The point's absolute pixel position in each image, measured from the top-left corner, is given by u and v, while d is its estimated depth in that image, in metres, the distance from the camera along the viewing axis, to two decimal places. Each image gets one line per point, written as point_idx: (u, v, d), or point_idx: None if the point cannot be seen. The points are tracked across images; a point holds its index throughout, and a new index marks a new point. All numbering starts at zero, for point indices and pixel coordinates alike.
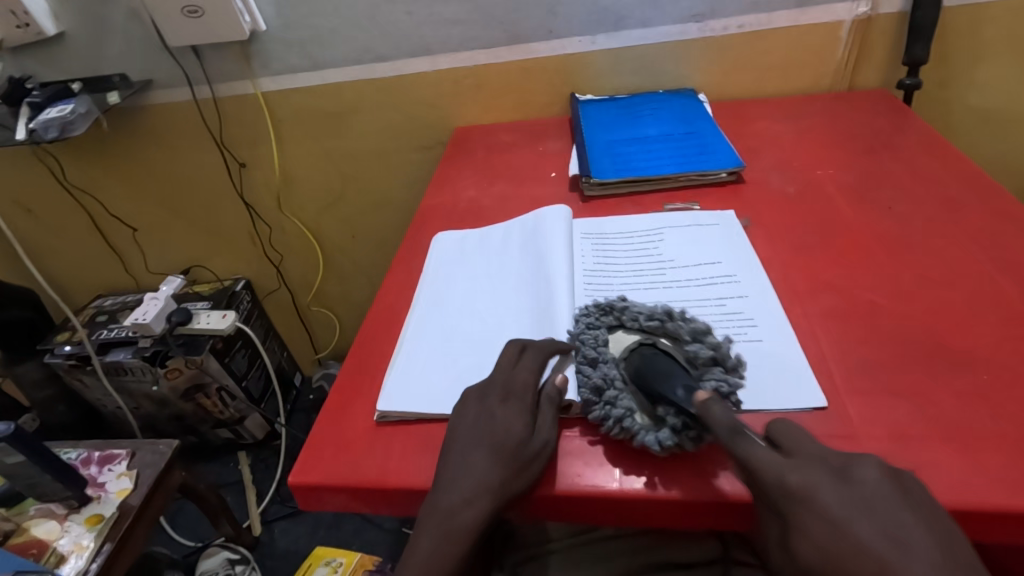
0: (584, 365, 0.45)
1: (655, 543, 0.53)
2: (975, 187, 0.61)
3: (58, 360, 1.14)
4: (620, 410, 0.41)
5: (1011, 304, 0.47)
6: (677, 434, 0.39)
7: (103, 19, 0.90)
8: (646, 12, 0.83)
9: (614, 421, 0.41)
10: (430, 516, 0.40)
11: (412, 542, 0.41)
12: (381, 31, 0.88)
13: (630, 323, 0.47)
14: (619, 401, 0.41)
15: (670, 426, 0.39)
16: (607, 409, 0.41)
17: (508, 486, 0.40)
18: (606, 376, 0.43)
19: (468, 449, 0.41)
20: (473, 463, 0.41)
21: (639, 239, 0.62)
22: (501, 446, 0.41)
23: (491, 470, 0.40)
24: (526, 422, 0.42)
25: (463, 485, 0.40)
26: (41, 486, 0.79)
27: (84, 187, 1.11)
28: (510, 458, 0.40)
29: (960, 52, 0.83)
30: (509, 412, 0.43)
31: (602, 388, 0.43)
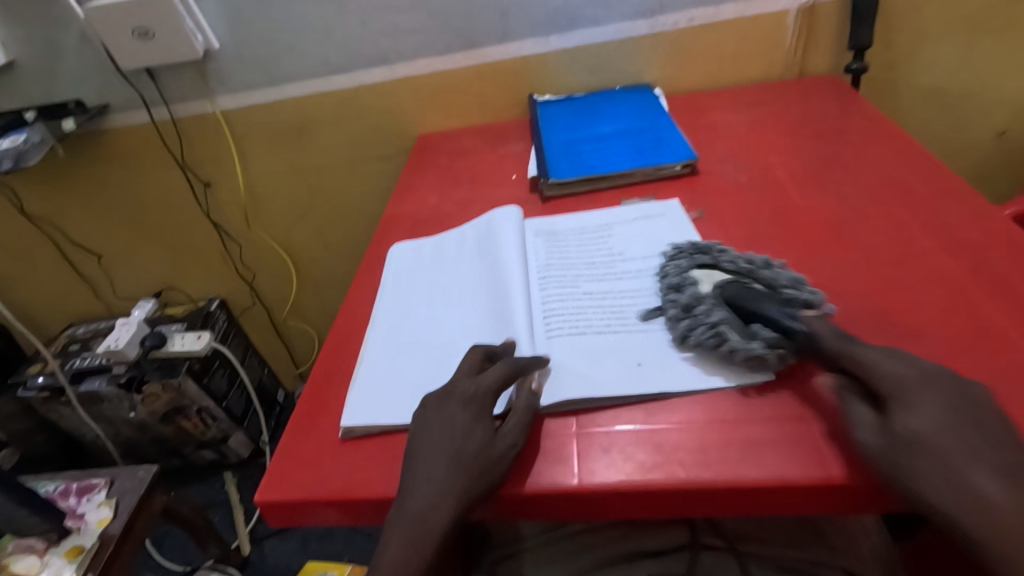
0: (673, 290, 0.50)
1: (627, 534, 0.54)
2: (920, 166, 0.63)
3: (31, 393, 1.13)
4: (720, 321, 0.45)
5: (951, 279, 0.49)
6: (769, 348, 0.43)
7: (54, 46, 0.89)
8: (597, 10, 0.84)
9: (704, 327, 0.46)
10: (396, 524, 0.40)
11: (380, 552, 0.41)
12: (336, 43, 0.88)
13: (725, 263, 0.52)
14: (710, 313, 0.47)
15: (765, 341, 0.43)
16: (697, 318, 0.47)
17: (475, 488, 0.40)
18: (695, 296, 0.48)
19: (431, 457, 0.42)
20: (436, 469, 0.41)
21: (591, 235, 0.63)
22: (462, 451, 0.42)
23: (456, 474, 0.41)
24: (486, 426, 0.43)
25: (428, 490, 0.40)
26: (18, 521, 0.78)
27: (47, 216, 1.09)
28: (474, 461, 0.41)
29: (904, 33, 0.85)
30: (468, 416, 0.43)
31: (692, 306, 0.48)
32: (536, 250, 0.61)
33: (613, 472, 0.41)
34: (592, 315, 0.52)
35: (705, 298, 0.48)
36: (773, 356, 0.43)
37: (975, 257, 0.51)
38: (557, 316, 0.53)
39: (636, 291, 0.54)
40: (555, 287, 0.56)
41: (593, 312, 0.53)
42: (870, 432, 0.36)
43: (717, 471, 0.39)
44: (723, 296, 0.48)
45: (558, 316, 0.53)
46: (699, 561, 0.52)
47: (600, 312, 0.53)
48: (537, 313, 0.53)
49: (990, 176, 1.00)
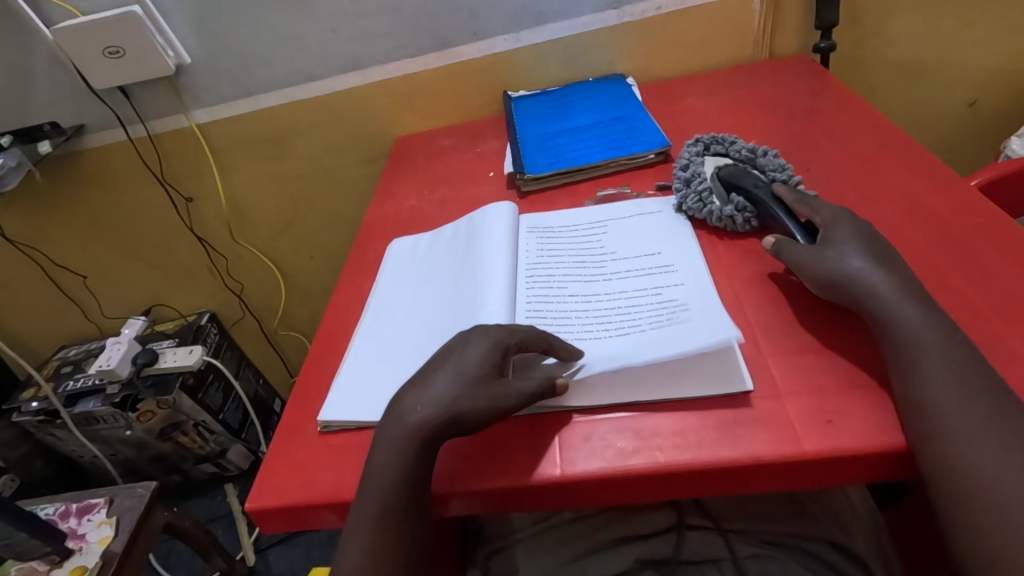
0: (682, 169, 0.63)
1: (614, 520, 0.56)
2: (888, 141, 0.64)
3: (27, 418, 1.13)
4: (707, 191, 0.59)
5: (920, 251, 0.50)
6: (739, 211, 0.57)
7: (25, 69, 0.88)
8: (565, 4, 0.84)
9: (692, 197, 0.60)
10: (385, 425, 0.44)
11: (368, 466, 0.43)
12: (308, 51, 0.88)
13: (733, 152, 0.63)
14: (699, 184, 0.60)
15: (736, 206, 0.57)
16: (687, 190, 0.61)
17: (462, 409, 0.42)
18: (696, 171, 0.62)
19: (440, 371, 0.45)
20: (439, 383, 0.44)
21: (583, 232, 0.62)
22: (466, 370, 0.44)
23: (454, 388, 0.43)
24: (494, 362, 0.44)
25: (426, 398, 0.44)
26: (18, 546, 0.78)
27: (30, 240, 1.09)
28: (475, 386, 0.43)
29: (870, 10, 0.86)
30: (484, 346, 0.45)
31: (691, 180, 0.61)
32: (528, 246, 0.62)
33: (592, 461, 0.42)
34: (575, 317, 0.52)
35: (705, 178, 0.61)
36: (739, 216, 0.56)
37: (940, 228, 0.52)
38: (539, 316, 0.53)
39: (621, 292, 0.54)
40: (540, 289, 0.56)
41: (576, 313, 0.53)
42: (798, 251, 0.48)
43: (694, 453, 0.40)
44: (722, 176, 0.60)
45: (540, 318, 0.53)
46: (686, 541, 0.53)
47: (583, 316, 0.52)
48: (519, 318, 0.53)
49: (962, 147, 1.01)
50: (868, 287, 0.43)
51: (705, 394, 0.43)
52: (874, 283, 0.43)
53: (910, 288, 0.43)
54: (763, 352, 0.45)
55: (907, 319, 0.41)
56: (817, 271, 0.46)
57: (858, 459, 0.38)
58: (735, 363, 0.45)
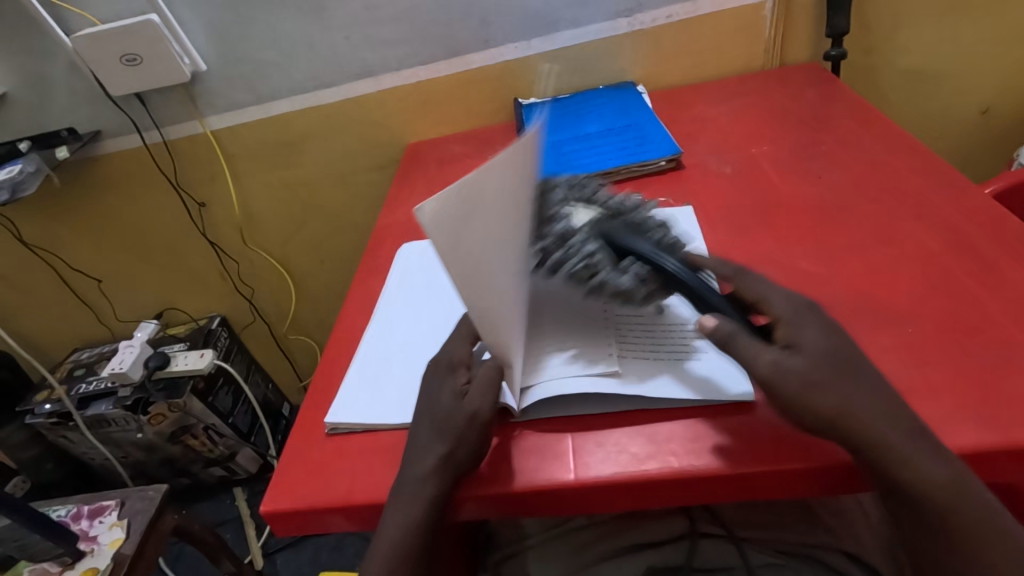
0: (541, 217, 0.48)
1: (626, 527, 0.56)
2: (901, 149, 0.64)
3: (39, 420, 1.14)
4: (586, 252, 0.45)
5: (935, 259, 0.50)
6: (638, 281, 0.44)
7: (45, 76, 0.90)
8: (576, 12, 0.85)
9: (575, 258, 0.45)
10: (400, 479, 0.42)
11: (387, 505, 0.42)
12: (322, 59, 0.89)
13: (591, 198, 0.50)
14: (583, 241, 0.46)
15: (632, 276, 0.44)
16: (561, 248, 0.46)
17: (451, 455, 0.41)
18: (568, 224, 0.47)
19: (419, 426, 0.44)
20: (421, 438, 0.43)
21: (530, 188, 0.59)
22: (438, 417, 0.43)
23: (437, 438, 0.42)
24: (452, 389, 0.44)
25: (419, 459, 0.42)
26: (31, 547, 0.79)
27: (45, 243, 1.11)
28: (445, 424, 0.43)
29: (881, 19, 0.86)
30: (440, 381, 0.45)
31: (567, 235, 0.47)
32: None
33: (607, 464, 0.42)
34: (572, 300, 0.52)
35: (586, 229, 0.46)
36: (639, 290, 0.44)
37: (954, 236, 0.52)
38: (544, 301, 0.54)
39: None
40: None
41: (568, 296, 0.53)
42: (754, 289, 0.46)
43: (709, 458, 0.40)
44: (596, 231, 0.47)
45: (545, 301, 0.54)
46: (698, 549, 0.53)
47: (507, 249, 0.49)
48: None
49: (974, 154, 1.01)
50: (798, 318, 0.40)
51: (714, 402, 0.43)
52: (814, 322, 0.40)
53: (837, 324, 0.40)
54: None
55: (844, 353, 0.38)
56: (743, 324, 0.41)
57: None
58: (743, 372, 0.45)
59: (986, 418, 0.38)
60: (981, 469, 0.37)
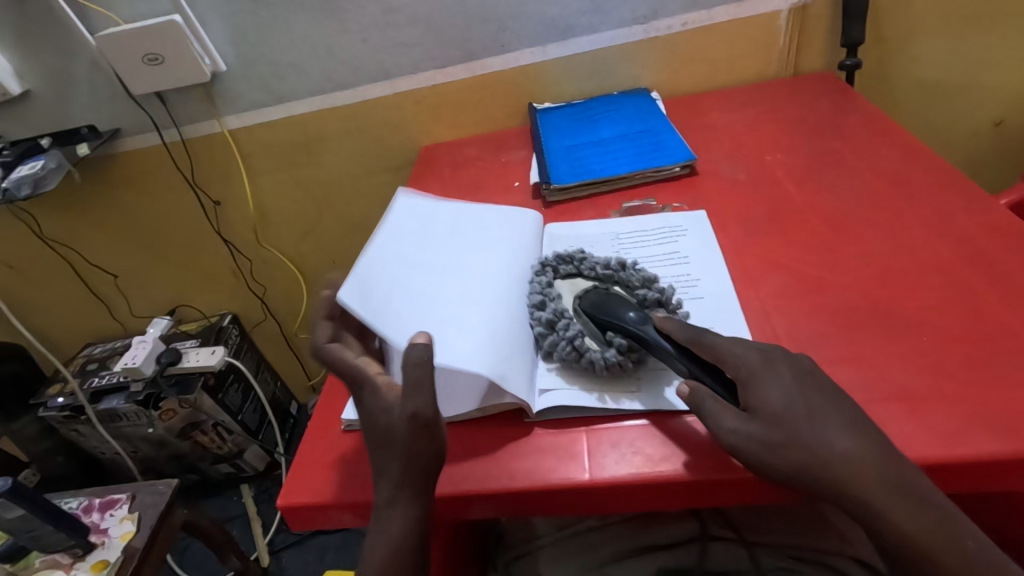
0: (533, 307, 0.52)
1: (638, 529, 0.56)
2: (916, 158, 0.64)
3: (52, 413, 1.15)
4: (576, 336, 0.48)
5: (951, 268, 0.50)
6: (622, 355, 0.47)
7: (68, 74, 0.92)
8: (592, 18, 0.85)
9: (567, 342, 0.48)
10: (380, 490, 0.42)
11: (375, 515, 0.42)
12: (340, 61, 0.90)
13: (588, 272, 0.54)
14: (570, 326, 0.49)
15: (618, 349, 0.47)
16: (558, 335, 0.49)
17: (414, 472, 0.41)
18: (556, 310, 0.51)
19: (371, 449, 0.43)
20: (378, 458, 0.43)
21: (469, 221, 0.63)
22: (381, 440, 0.43)
23: (393, 457, 0.42)
24: (384, 411, 0.43)
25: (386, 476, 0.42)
26: (43, 538, 0.80)
27: (62, 239, 1.12)
28: (391, 445, 0.42)
29: (896, 29, 0.86)
30: (374, 401, 0.44)
31: (554, 321, 0.50)
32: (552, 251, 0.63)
33: (625, 463, 0.42)
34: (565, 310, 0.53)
35: (569, 316, 0.50)
36: (627, 362, 0.46)
37: (970, 245, 0.52)
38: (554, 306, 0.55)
39: None
40: None
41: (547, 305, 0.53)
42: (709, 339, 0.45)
43: (724, 461, 0.41)
44: (583, 308, 0.51)
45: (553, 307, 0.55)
46: (710, 552, 0.53)
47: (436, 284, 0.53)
48: None
49: (987, 165, 1.01)
50: (754, 376, 0.40)
51: None
52: (779, 373, 0.40)
53: (805, 373, 0.40)
54: None
55: (812, 385, 0.39)
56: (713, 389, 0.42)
57: None
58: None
59: (1002, 425, 0.38)
60: (997, 477, 0.37)
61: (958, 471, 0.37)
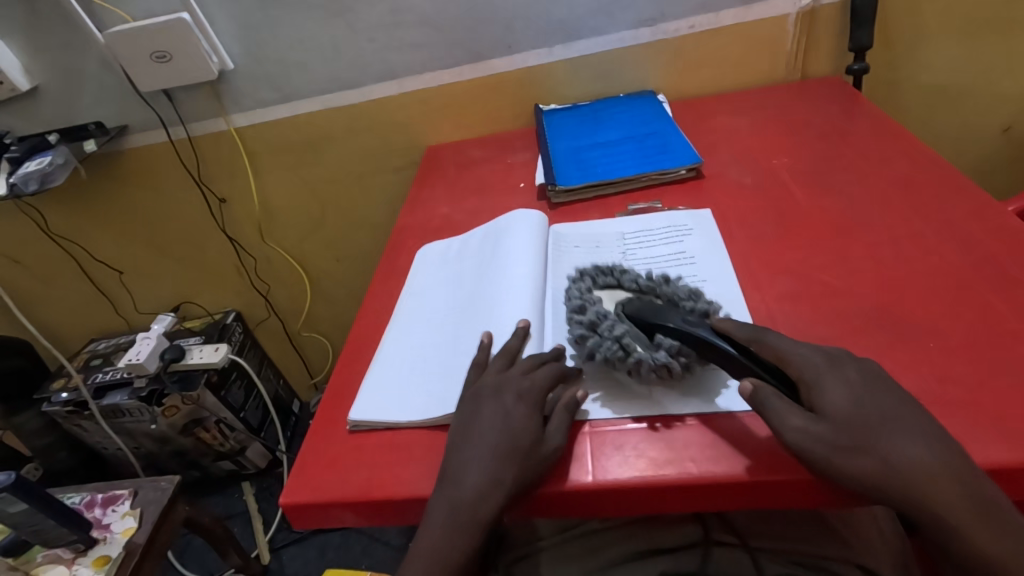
0: (574, 311, 0.51)
1: (639, 533, 0.56)
2: (923, 164, 0.64)
3: (55, 408, 1.15)
4: (624, 336, 0.47)
5: (957, 274, 0.50)
6: (671, 357, 0.45)
7: (76, 70, 0.92)
8: (599, 20, 0.85)
9: (612, 343, 0.47)
10: (444, 487, 0.42)
11: (429, 511, 0.42)
12: (347, 60, 0.91)
13: (628, 284, 0.52)
14: (613, 328, 0.48)
15: (668, 350, 0.45)
16: (600, 338, 0.48)
17: (523, 481, 0.41)
18: (599, 312, 0.49)
19: (477, 445, 0.43)
20: (483, 455, 0.42)
21: (492, 242, 0.65)
22: (513, 443, 0.43)
23: (508, 461, 0.42)
24: (538, 420, 0.44)
25: (481, 475, 0.42)
26: (46, 533, 0.80)
27: (68, 234, 1.13)
28: (526, 451, 0.42)
29: (903, 34, 0.86)
30: (525, 409, 0.44)
31: (597, 323, 0.49)
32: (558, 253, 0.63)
33: (635, 461, 0.42)
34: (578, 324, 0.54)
35: (613, 318, 0.49)
36: (676, 364, 0.45)
37: (978, 252, 0.52)
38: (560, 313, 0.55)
39: None
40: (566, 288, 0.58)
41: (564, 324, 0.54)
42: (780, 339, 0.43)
43: (726, 464, 0.40)
44: (627, 313, 0.49)
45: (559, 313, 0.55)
46: (712, 557, 0.53)
47: (450, 329, 0.57)
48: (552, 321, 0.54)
49: (994, 171, 1.00)
50: (810, 381, 0.40)
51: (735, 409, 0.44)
52: (848, 379, 0.39)
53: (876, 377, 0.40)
54: None
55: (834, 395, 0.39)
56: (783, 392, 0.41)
57: None
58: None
59: (1008, 433, 0.38)
60: (1003, 486, 0.37)
61: None
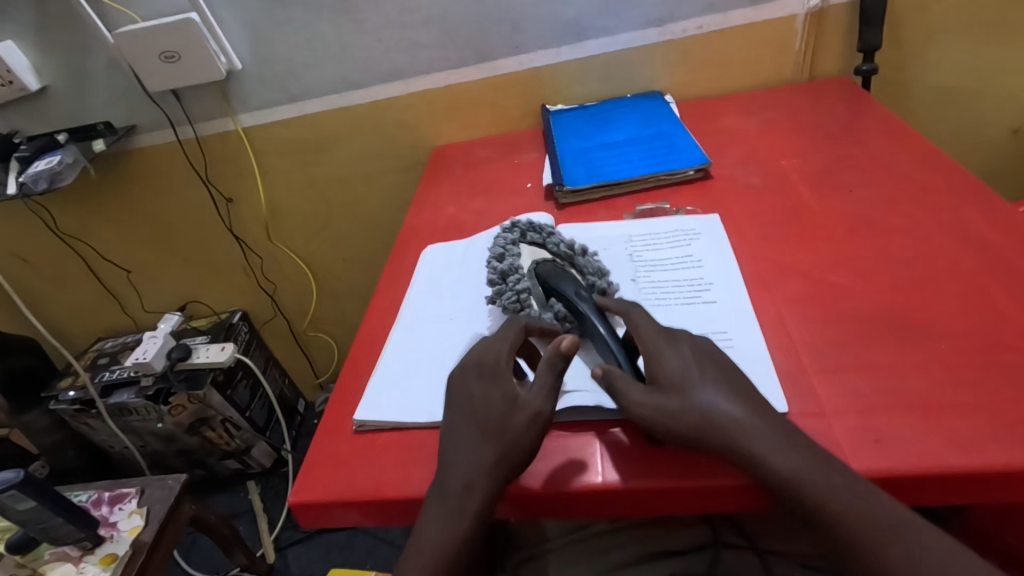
0: (494, 259, 0.58)
1: (648, 535, 0.56)
2: (933, 165, 0.63)
3: (63, 406, 1.16)
4: (523, 292, 0.54)
5: (970, 276, 0.50)
6: (558, 320, 0.52)
7: (85, 70, 0.92)
8: (607, 21, 0.85)
9: (512, 296, 0.54)
10: (448, 486, 0.42)
11: (431, 508, 0.42)
12: (354, 61, 0.91)
13: (551, 246, 0.58)
14: (519, 283, 0.54)
15: (556, 314, 0.52)
16: (507, 288, 0.54)
17: (500, 459, 0.42)
18: (512, 265, 0.56)
19: (459, 431, 0.44)
20: (467, 442, 0.43)
21: None
22: (484, 423, 0.43)
23: (482, 442, 0.43)
24: (505, 395, 0.44)
25: (462, 463, 0.42)
26: (53, 531, 0.81)
27: (76, 233, 1.13)
28: (495, 433, 0.43)
29: (913, 35, 0.86)
30: (487, 388, 0.45)
31: (507, 274, 0.56)
32: None
33: (648, 459, 0.42)
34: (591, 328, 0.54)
35: (520, 274, 0.55)
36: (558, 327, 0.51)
37: (990, 254, 0.51)
38: None
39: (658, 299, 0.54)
40: None
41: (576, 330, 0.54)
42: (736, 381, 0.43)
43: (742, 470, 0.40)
44: (536, 272, 0.55)
45: None
46: (721, 559, 0.53)
47: (458, 330, 0.57)
48: None
49: (1004, 172, 1.00)
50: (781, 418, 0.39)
51: None
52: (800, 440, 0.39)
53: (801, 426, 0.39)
54: (807, 370, 0.46)
55: None
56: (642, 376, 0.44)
57: (905, 483, 0.38)
58: (776, 383, 0.45)
59: (1021, 437, 0.38)
60: (1017, 489, 0.37)
61: (977, 482, 0.37)
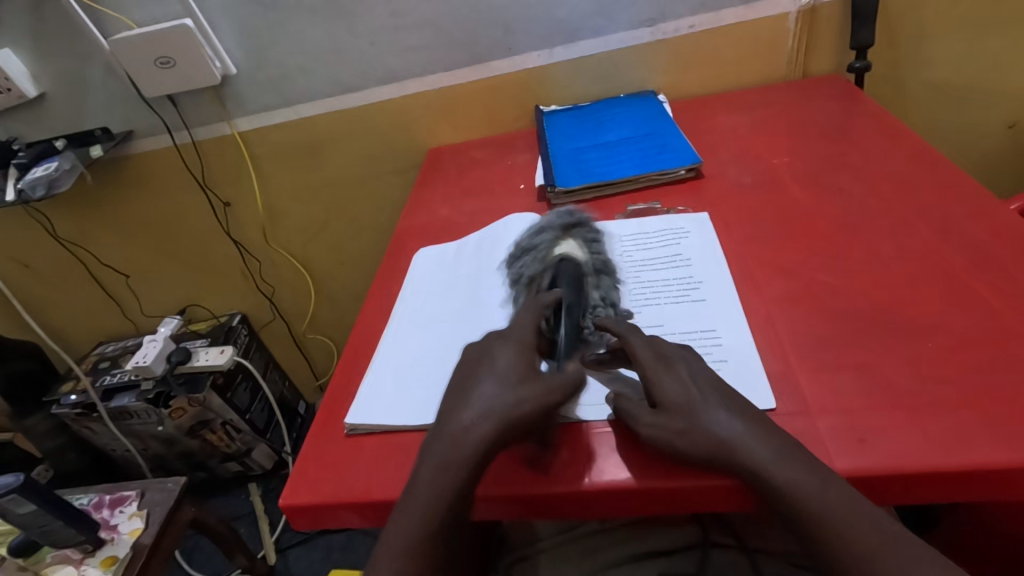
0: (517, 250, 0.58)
1: (638, 534, 0.56)
2: (924, 162, 0.63)
3: (64, 410, 1.17)
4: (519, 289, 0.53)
5: (958, 274, 0.50)
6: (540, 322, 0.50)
7: (82, 77, 0.93)
8: (599, 21, 0.85)
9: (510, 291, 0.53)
10: (423, 470, 0.42)
11: (407, 495, 0.42)
12: (348, 64, 0.91)
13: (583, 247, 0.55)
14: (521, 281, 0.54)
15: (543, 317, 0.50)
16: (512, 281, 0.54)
17: (514, 413, 0.42)
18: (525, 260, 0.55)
19: (475, 381, 0.45)
20: (487, 387, 0.44)
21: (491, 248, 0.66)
22: (507, 374, 0.44)
23: (500, 391, 0.43)
24: (528, 362, 0.45)
25: (475, 410, 0.43)
26: (54, 534, 0.81)
27: (75, 238, 1.14)
28: (514, 385, 0.44)
29: (906, 31, 0.85)
30: (513, 350, 0.46)
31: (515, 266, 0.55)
32: None
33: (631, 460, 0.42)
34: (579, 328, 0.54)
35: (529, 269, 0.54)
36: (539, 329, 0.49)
37: (979, 251, 0.51)
38: None
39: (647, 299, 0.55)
40: None
41: None
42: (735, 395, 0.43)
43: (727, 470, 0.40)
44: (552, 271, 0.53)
45: None
46: (710, 558, 0.53)
47: (447, 332, 0.57)
48: None
49: (1000, 168, 0.99)
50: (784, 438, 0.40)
51: None
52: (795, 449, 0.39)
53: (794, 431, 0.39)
54: (794, 369, 0.46)
55: None
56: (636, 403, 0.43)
57: (890, 481, 0.38)
58: (762, 382, 0.45)
59: (1007, 434, 0.38)
60: (1001, 487, 0.37)
61: (962, 479, 0.37)
